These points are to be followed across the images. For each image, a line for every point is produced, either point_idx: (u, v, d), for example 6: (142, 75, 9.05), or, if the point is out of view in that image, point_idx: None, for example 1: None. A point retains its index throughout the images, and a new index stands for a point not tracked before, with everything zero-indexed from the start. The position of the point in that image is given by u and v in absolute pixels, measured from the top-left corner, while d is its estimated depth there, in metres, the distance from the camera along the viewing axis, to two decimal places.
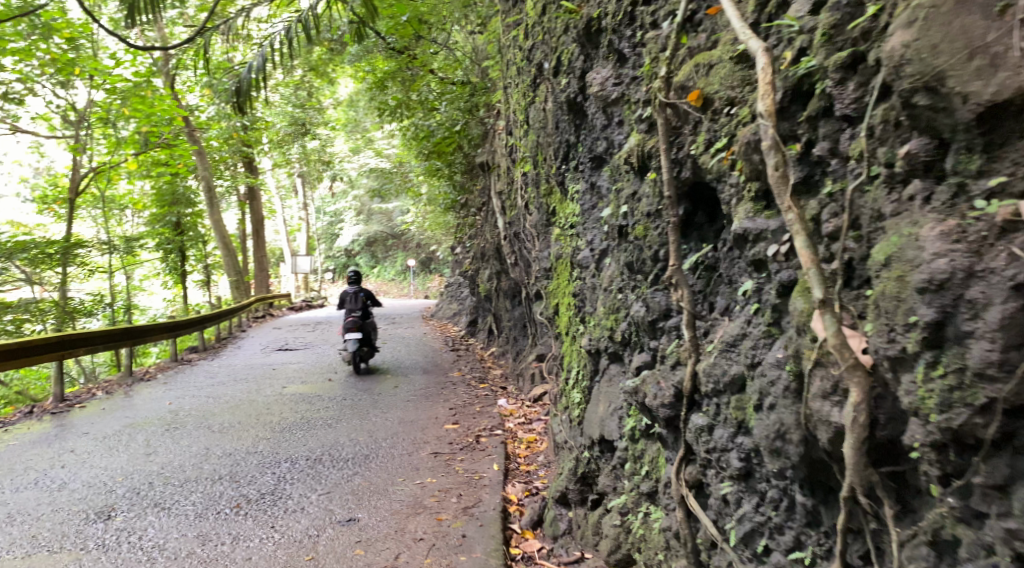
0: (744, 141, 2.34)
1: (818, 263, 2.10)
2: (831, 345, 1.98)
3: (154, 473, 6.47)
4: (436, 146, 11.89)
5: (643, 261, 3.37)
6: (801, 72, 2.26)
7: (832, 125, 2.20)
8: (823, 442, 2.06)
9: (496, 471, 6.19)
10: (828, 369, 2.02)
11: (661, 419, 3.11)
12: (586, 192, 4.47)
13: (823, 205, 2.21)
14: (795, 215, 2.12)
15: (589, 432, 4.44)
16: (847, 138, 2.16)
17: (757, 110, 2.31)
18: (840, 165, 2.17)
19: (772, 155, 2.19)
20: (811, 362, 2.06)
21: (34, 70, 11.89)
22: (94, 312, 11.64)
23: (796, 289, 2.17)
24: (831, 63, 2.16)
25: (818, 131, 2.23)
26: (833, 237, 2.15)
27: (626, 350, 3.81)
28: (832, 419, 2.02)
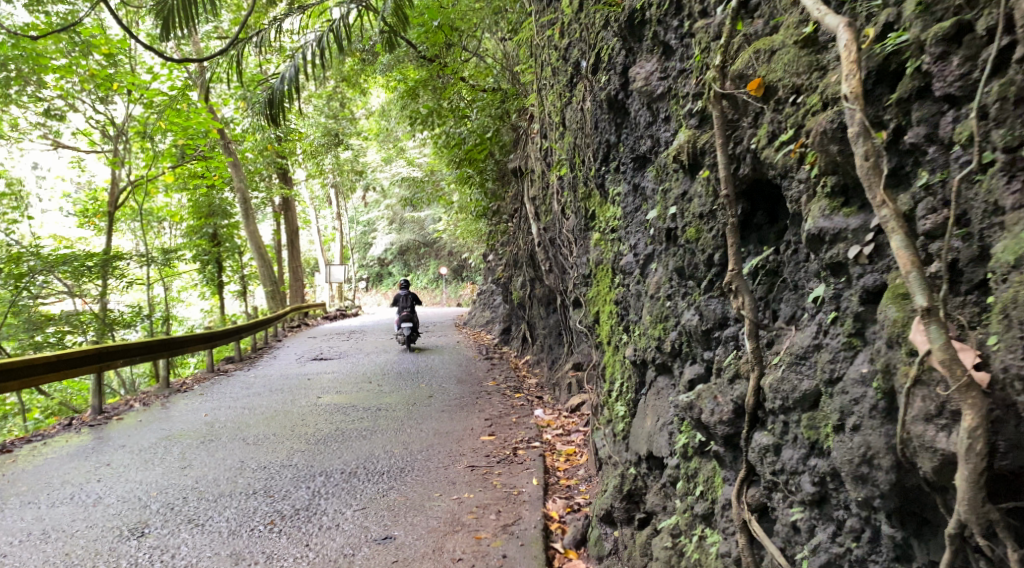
0: (820, 130, 2.11)
1: (919, 266, 1.86)
2: (938, 360, 1.77)
3: (189, 488, 6.39)
4: (467, 153, 11.77)
5: (694, 266, 3.16)
6: (889, 49, 2.07)
7: (928, 108, 1.99)
8: (925, 471, 1.83)
9: (535, 485, 5.98)
10: (934, 389, 1.80)
11: (718, 436, 2.88)
12: (629, 194, 4.27)
13: (917, 199, 2.00)
14: (889, 211, 1.90)
15: (635, 448, 4.21)
16: (948, 121, 1.94)
17: (837, 95, 2.09)
18: (939, 153, 1.96)
19: (860, 144, 1.95)
20: (911, 380, 1.84)
21: (75, 87, 12.04)
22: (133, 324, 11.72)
23: (887, 295, 1.95)
24: (929, 35, 1.98)
25: (912, 115, 2.02)
26: (932, 236, 1.94)
27: (675, 361, 3.59)
28: (938, 446, 1.79)
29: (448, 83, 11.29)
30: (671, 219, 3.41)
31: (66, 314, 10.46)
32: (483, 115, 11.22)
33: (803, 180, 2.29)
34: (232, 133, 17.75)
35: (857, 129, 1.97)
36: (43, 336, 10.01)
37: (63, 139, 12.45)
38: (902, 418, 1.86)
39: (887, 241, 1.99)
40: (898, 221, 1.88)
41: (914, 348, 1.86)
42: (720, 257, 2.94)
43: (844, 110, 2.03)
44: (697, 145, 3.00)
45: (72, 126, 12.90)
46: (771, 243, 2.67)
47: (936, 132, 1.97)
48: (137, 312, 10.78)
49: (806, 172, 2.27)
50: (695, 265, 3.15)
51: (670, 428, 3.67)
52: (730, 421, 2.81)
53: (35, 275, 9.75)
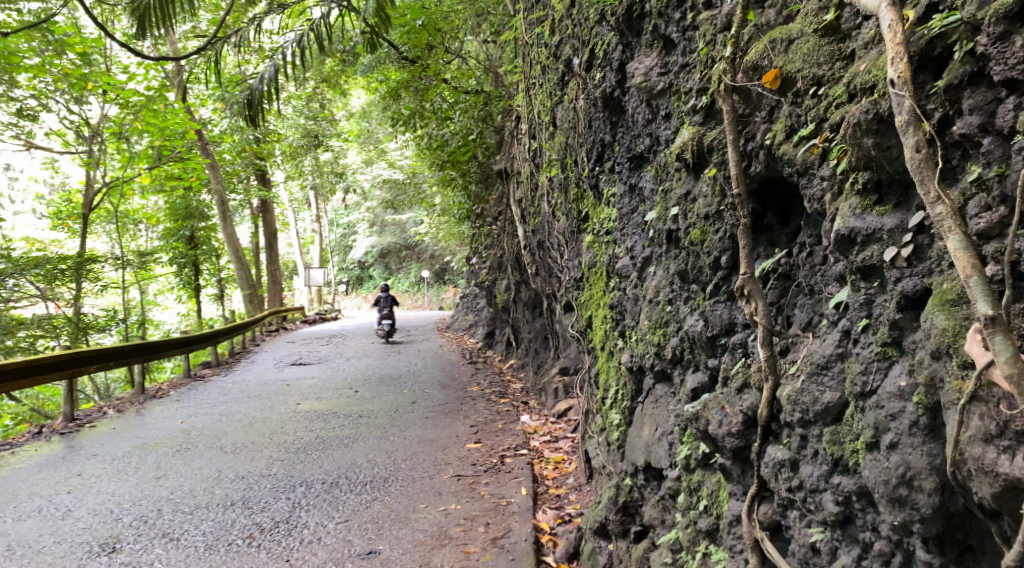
0: (853, 122, 1.95)
1: (979, 270, 1.65)
2: (1005, 375, 1.56)
3: (163, 499, 6.14)
4: (451, 156, 11.60)
5: (698, 269, 3.01)
6: (935, 32, 1.90)
7: (983, 95, 1.80)
8: (980, 495, 1.66)
9: (524, 495, 5.82)
10: (992, 406, 1.63)
11: (726, 449, 2.74)
12: (625, 195, 4.13)
13: (967, 195, 1.82)
14: (947, 207, 1.69)
15: (631, 458, 4.06)
16: (1007, 110, 1.75)
17: (874, 81, 1.91)
18: (995, 144, 1.77)
19: (910, 134, 1.77)
20: (967, 396, 1.66)
21: (48, 86, 11.69)
22: (108, 327, 11.41)
23: (932, 302, 1.79)
24: (988, 14, 1.77)
25: (963, 103, 1.84)
26: (985, 236, 1.77)
27: (676, 369, 3.44)
28: (999, 470, 1.61)
29: (430, 84, 11.12)
30: (673, 220, 3.27)
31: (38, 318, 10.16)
32: (465, 117, 11.06)
33: (828, 177, 2.15)
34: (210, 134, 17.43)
35: (907, 118, 1.79)
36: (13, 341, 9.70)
37: (35, 139, 12.08)
38: (952, 437, 1.71)
39: (927, 244, 1.84)
40: (955, 219, 1.68)
41: (970, 359, 1.68)
42: (728, 260, 2.79)
43: (887, 96, 1.86)
44: (703, 142, 2.86)
45: (45, 126, 12.55)
46: (783, 245, 2.55)
47: (992, 121, 1.77)
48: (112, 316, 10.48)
49: (831, 169, 2.13)
50: (700, 268, 3.01)
51: (670, 438, 3.52)
52: (739, 433, 2.66)
53: (5, 279, 9.46)
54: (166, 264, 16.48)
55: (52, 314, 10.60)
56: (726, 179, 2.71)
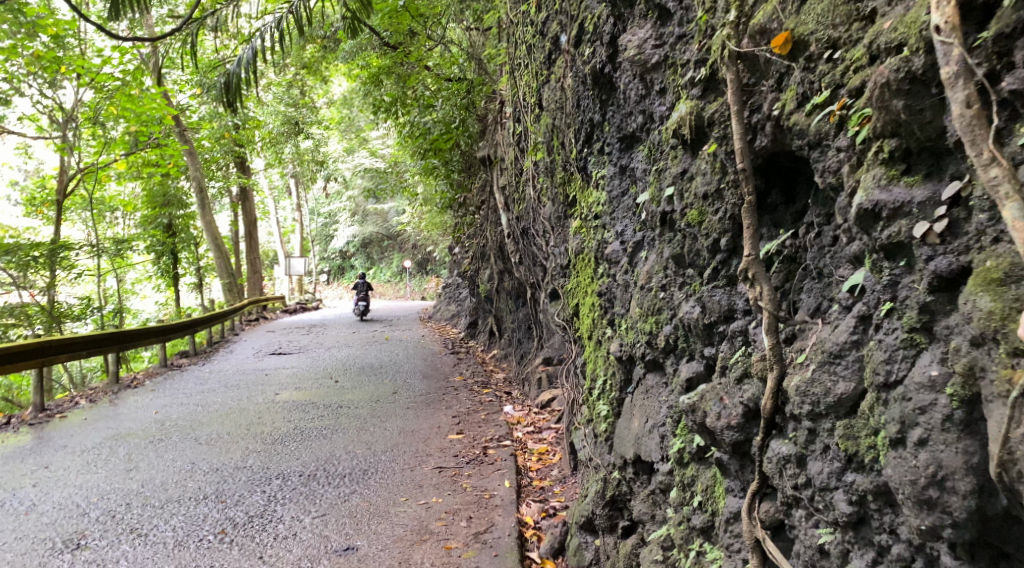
0: (881, 83, 1.82)
1: None
2: None
3: (133, 493, 5.89)
4: (432, 144, 11.38)
5: (694, 252, 2.85)
6: None
7: None
8: None
9: (507, 488, 5.64)
10: None
11: (724, 444, 2.58)
12: (615, 176, 3.96)
13: None
14: (1004, 172, 1.55)
15: (620, 451, 3.90)
16: None
17: (907, 36, 1.78)
18: None
19: (961, 86, 1.65)
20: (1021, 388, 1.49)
21: (21, 70, 11.35)
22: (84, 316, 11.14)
23: (974, 281, 1.63)
24: None
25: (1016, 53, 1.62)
26: None
27: (669, 358, 3.28)
28: None
29: (412, 71, 10.86)
30: (667, 201, 3.09)
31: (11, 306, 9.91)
32: (447, 105, 10.84)
33: (847, 147, 1.99)
34: (188, 120, 17.04)
35: (957, 70, 1.65)
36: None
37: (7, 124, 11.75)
38: (1000, 434, 1.55)
39: (964, 217, 1.69)
40: (1012, 185, 1.54)
41: (1022, 344, 1.52)
42: (727, 242, 2.62)
43: (931, 49, 1.72)
44: (702, 116, 2.68)
45: (17, 111, 12.19)
46: (787, 226, 2.39)
47: None
48: (87, 304, 10.20)
49: (849, 139, 1.98)
50: (697, 252, 2.83)
51: (661, 430, 3.35)
52: (740, 427, 2.51)
53: None
54: (143, 252, 16.12)
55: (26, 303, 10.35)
56: (728, 154, 2.53)
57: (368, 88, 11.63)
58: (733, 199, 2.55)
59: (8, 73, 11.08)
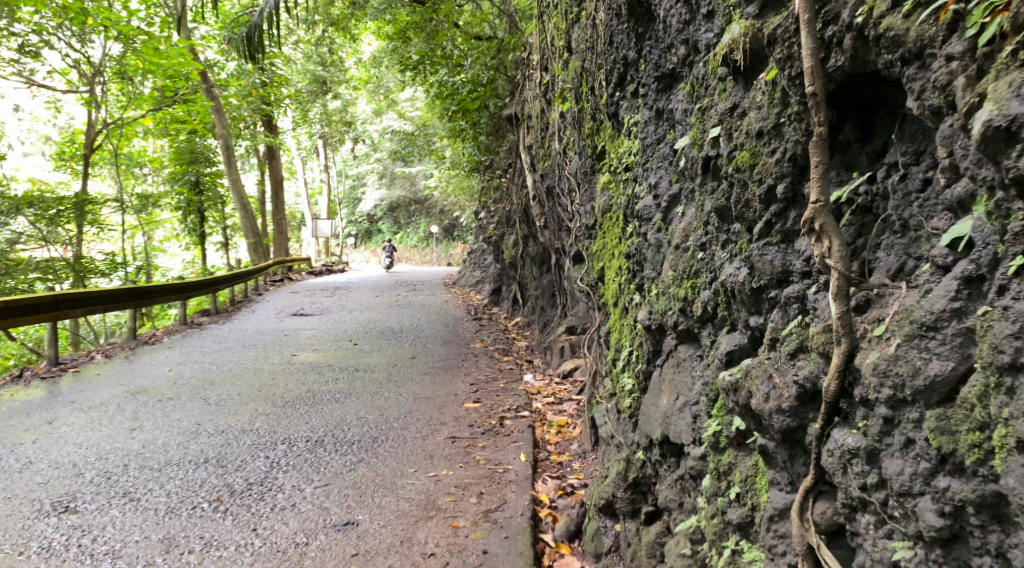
0: None
1: None
2: None
3: (132, 453, 5.67)
4: (461, 105, 10.66)
5: (739, 202, 2.41)
6: None
7: None
8: None
9: (522, 462, 5.31)
10: None
11: (773, 430, 2.17)
12: (650, 121, 3.52)
13: None
14: None
15: (645, 430, 3.51)
16: None
17: None
18: None
19: None
20: None
21: (49, 21, 11.19)
22: (108, 271, 11.05)
23: None
24: None
25: None
26: None
27: (706, 327, 2.87)
28: None
29: (441, 27, 10.40)
30: (710, 144, 2.65)
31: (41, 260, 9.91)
32: (478, 64, 10.32)
33: (962, 54, 1.58)
34: (215, 76, 16.72)
35: None
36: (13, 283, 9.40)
37: (35, 77, 11.63)
38: None
39: None
40: None
41: None
42: (785, 190, 2.18)
43: None
44: (761, 35, 2.23)
45: (46, 64, 12.05)
46: (862, 167, 1.96)
47: None
48: (109, 259, 10.01)
49: (967, 42, 1.57)
50: (744, 203, 2.39)
51: (694, 409, 2.96)
52: (793, 411, 2.10)
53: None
54: (169, 209, 15.98)
55: (51, 256, 10.30)
56: (791, 79, 2.07)
57: (396, 46, 11.20)
58: (794, 135, 2.11)
59: (33, 24, 10.90)
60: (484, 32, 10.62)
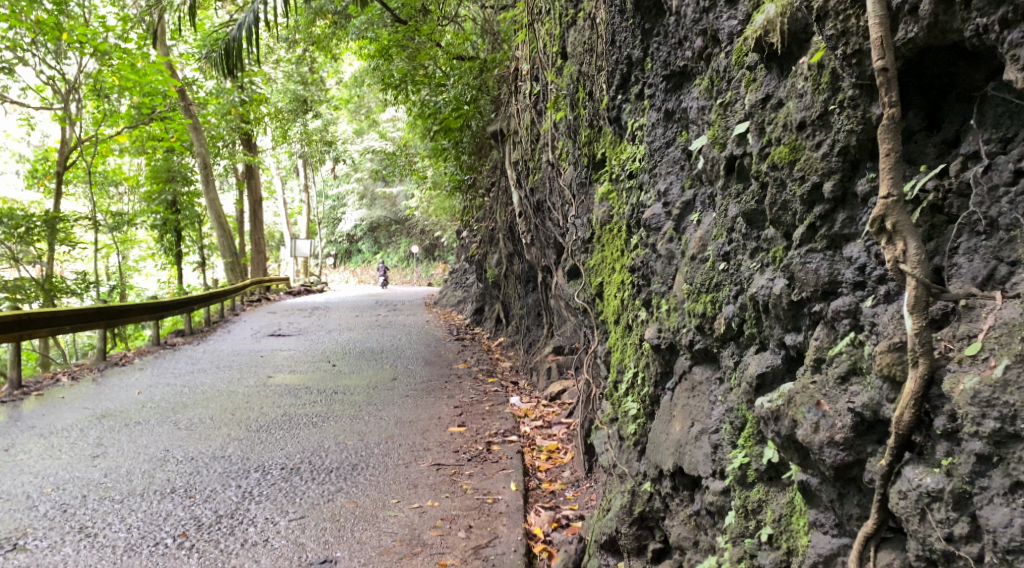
0: None
1: None
2: None
3: (93, 483, 5.24)
4: (443, 124, 10.33)
5: (773, 204, 2.13)
6: None
7: None
8: None
9: (513, 491, 4.95)
10: None
11: (821, 465, 1.88)
12: (657, 123, 3.24)
13: None
14: None
15: (653, 459, 3.18)
16: None
17: None
18: None
19: None
20: None
21: (23, 37, 10.83)
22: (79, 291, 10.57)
23: None
24: None
25: None
26: None
27: (727, 347, 2.58)
28: None
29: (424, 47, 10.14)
30: (735, 142, 2.37)
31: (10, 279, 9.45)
32: (459, 84, 9.98)
33: None
34: (193, 94, 16.36)
35: None
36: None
37: (9, 94, 11.26)
38: None
39: None
40: None
41: None
42: (834, 188, 1.92)
43: None
44: (804, 13, 1.98)
45: (20, 81, 11.68)
46: (930, 158, 1.68)
47: None
48: (82, 278, 9.56)
49: None
50: (781, 205, 2.10)
51: (714, 438, 2.66)
52: (849, 443, 1.82)
53: None
54: (146, 228, 15.49)
55: (20, 276, 9.81)
56: (845, 59, 1.82)
57: (376, 64, 10.86)
58: (844, 124, 1.86)
59: (6, 38, 10.52)
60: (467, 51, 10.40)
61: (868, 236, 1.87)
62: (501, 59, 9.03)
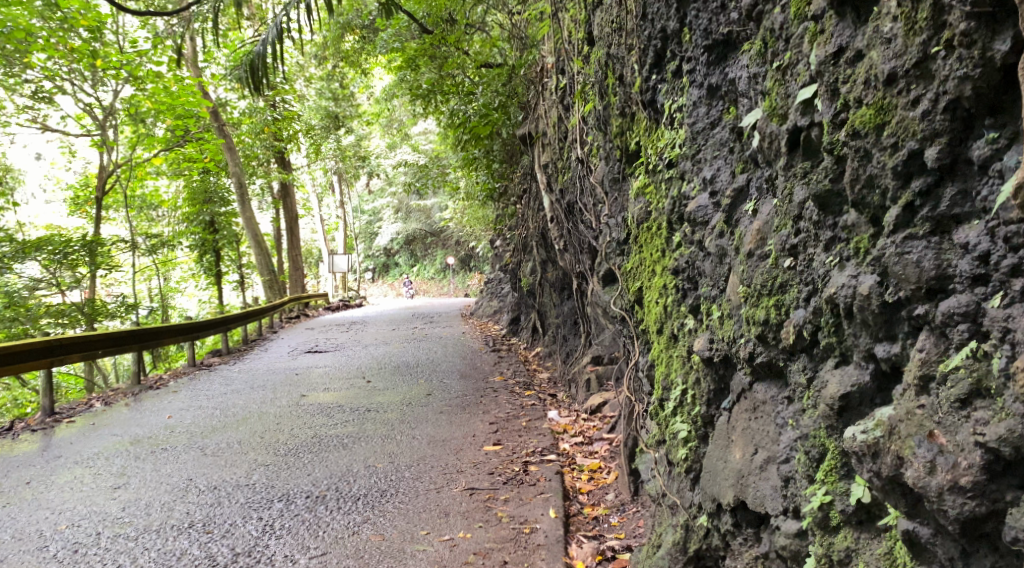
0: None
1: None
2: None
3: (110, 518, 4.97)
4: (473, 133, 9.94)
5: (854, 181, 1.72)
6: None
7: None
8: None
9: (552, 520, 4.54)
10: None
11: (941, 516, 1.47)
12: (699, 102, 2.83)
13: None
14: None
15: (709, 490, 2.74)
16: None
17: None
18: None
19: None
20: None
21: (61, 66, 10.76)
22: (120, 316, 10.42)
23: None
24: None
25: None
26: None
27: (796, 359, 2.15)
28: None
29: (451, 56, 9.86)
30: (799, 111, 1.97)
31: (53, 304, 9.31)
32: (488, 91, 9.56)
33: None
34: (226, 114, 16.31)
35: None
36: (20, 330, 8.77)
37: (48, 123, 11.30)
38: None
39: None
40: None
41: None
42: (939, 154, 1.50)
43: None
44: None
45: (61, 109, 11.72)
46: None
47: None
48: (121, 301, 9.39)
49: None
50: (866, 181, 1.69)
51: (785, 469, 2.22)
52: (979, 490, 1.41)
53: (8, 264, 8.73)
54: (186, 249, 15.38)
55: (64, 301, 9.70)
56: None
57: (405, 76, 10.59)
58: (953, 69, 1.46)
59: (42, 69, 10.45)
60: (495, 58, 10.16)
61: (989, 216, 1.43)
62: (527, 60, 8.61)
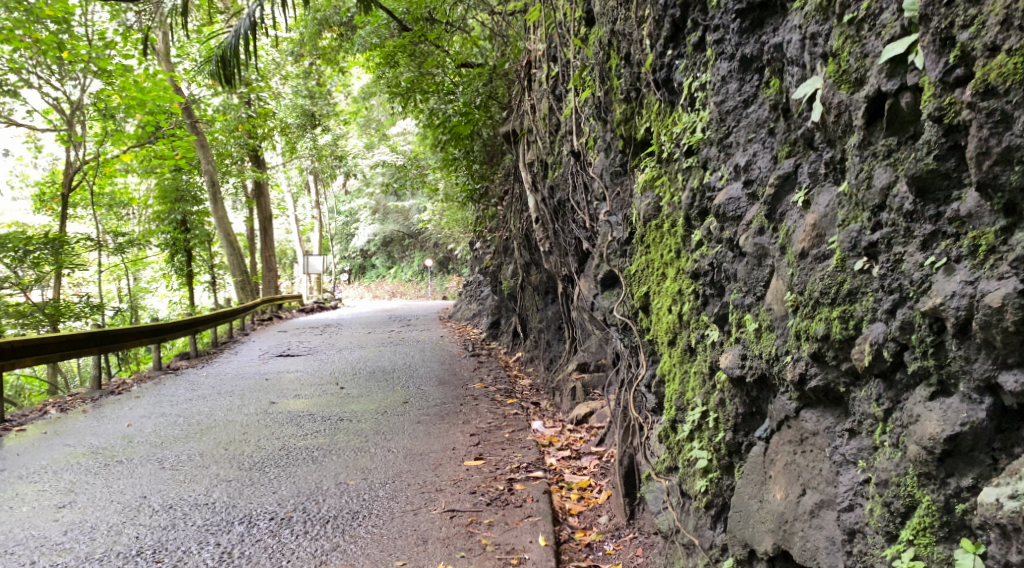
0: None
1: None
2: None
3: (47, 545, 4.42)
4: (452, 133, 9.50)
5: (982, 156, 1.43)
6: None
7: None
8: None
9: (543, 549, 4.11)
10: None
11: None
12: (729, 76, 2.41)
13: None
14: None
15: (738, 535, 2.30)
16: None
17: None
18: None
19: None
20: None
21: (26, 59, 9.88)
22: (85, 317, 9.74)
23: None
24: None
25: None
26: None
27: (867, 384, 1.74)
28: None
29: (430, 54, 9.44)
30: (884, 72, 1.63)
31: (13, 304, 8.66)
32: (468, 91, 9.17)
33: None
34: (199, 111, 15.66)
35: None
36: None
37: (12, 117, 10.57)
38: None
39: None
40: None
41: None
42: None
43: None
44: None
45: (26, 104, 10.92)
46: None
47: None
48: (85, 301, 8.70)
49: None
50: (1000, 156, 1.40)
51: (848, 519, 1.81)
52: None
53: None
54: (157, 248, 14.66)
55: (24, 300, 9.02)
56: None
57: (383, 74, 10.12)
58: None
59: (8, 61, 9.54)
60: (475, 57, 9.74)
61: None
62: (512, 56, 8.19)
